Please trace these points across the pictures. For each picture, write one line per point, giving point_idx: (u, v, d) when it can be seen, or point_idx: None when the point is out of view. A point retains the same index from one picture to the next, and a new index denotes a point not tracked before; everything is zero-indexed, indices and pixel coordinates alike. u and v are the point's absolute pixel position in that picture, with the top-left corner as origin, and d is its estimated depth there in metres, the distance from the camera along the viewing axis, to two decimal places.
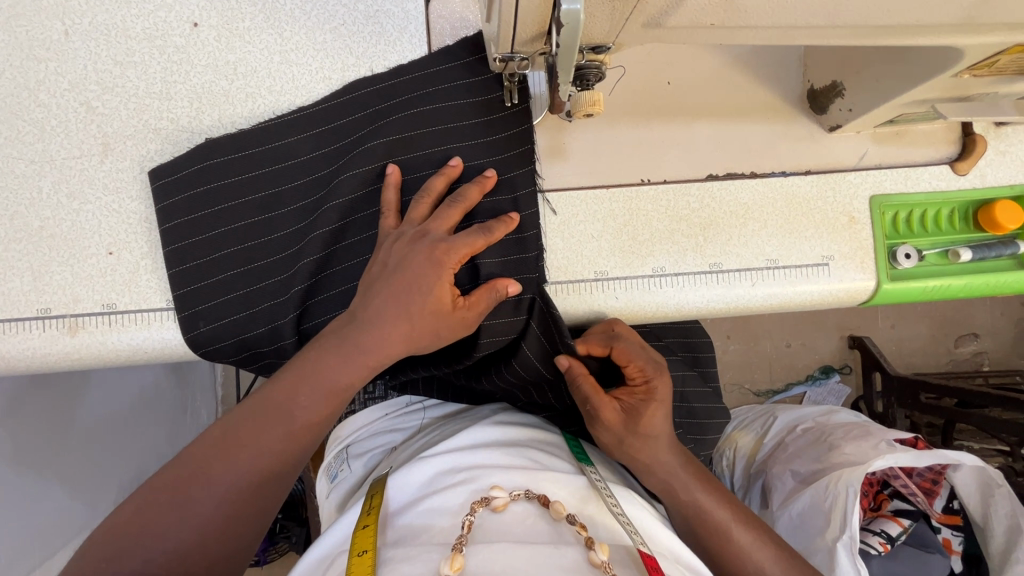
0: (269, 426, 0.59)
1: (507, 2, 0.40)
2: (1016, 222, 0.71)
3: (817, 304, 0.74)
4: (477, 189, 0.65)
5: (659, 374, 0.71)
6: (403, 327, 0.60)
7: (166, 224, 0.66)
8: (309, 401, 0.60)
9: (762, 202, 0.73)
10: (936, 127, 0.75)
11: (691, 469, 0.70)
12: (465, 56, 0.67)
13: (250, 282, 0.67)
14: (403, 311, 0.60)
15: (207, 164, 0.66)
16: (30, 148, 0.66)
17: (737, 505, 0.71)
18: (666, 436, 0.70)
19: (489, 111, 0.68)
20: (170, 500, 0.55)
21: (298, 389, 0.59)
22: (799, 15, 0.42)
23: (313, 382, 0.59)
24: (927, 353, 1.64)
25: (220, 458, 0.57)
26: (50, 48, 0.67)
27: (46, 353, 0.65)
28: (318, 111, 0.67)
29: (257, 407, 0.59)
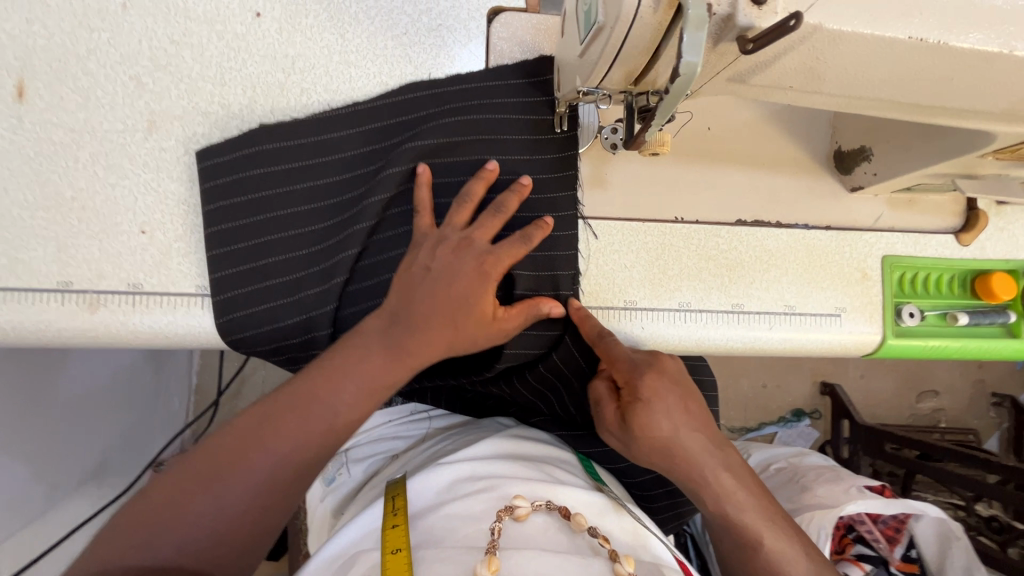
0: (302, 415, 0.58)
1: (613, 45, 0.41)
2: (1009, 293, 0.77)
3: (826, 352, 0.78)
4: (516, 196, 0.65)
5: (641, 373, 0.65)
6: (447, 332, 0.62)
7: (210, 204, 0.65)
8: (337, 393, 0.59)
9: (785, 250, 0.77)
10: (943, 199, 0.81)
11: (721, 477, 0.64)
12: (525, 75, 0.69)
13: (288, 271, 0.66)
14: (447, 321, 0.62)
15: (257, 149, 0.66)
16: (72, 116, 0.64)
17: (766, 509, 0.65)
18: (669, 440, 0.64)
19: (541, 129, 0.69)
20: (191, 498, 0.54)
21: (326, 382, 0.59)
22: (868, 89, 0.45)
23: (344, 373, 0.60)
24: (893, 405, 1.72)
25: (244, 454, 0.56)
26: (105, 18, 0.65)
27: (61, 327, 0.63)
28: (373, 109, 0.68)
29: (293, 400, 0.59)
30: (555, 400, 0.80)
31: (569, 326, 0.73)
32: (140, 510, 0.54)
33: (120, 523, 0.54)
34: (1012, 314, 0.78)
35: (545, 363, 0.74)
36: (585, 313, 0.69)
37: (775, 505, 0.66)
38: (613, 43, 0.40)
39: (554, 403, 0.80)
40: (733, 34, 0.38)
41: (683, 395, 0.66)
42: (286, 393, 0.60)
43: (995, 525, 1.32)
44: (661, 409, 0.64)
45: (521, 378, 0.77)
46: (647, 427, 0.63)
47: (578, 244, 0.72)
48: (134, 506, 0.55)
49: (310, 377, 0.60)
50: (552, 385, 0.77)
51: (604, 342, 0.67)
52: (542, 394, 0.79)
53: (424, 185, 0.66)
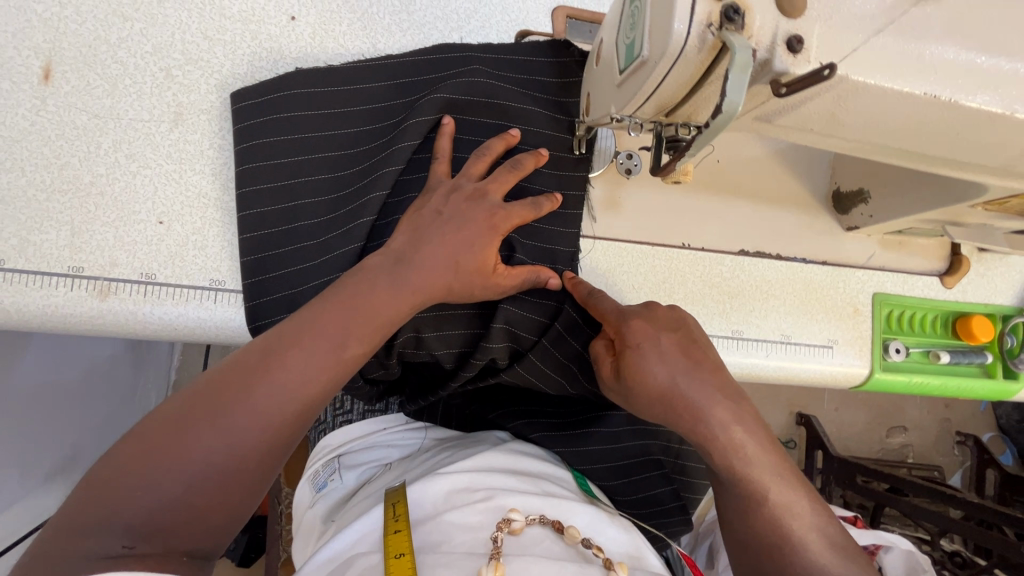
0: (312, 342, 0.52)
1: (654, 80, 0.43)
2: (988, 336, 0.81)
3: (818, 381, 0.81)
4: (533, 160, 0.65)
5: (628, 319, 0.64)
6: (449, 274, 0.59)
7: (241, 143, 0.65)
8: (350, 324, 0.54)
9: (783, 282, 0.80)
10: (930, 243, 0.86)
11: (731, 429, 0.59)
12: (564, 55, 0.71)
13: (316, 214, 0.66)
14: (450, 262, 0.59)
15: (288, 93, 0.66)
16: (98, 102, 0.64)
17: (780, 459, 0.60)
18: (669, 382, 0.60)
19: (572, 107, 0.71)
20: (185, 436, 0.47)
21: (332, 310, 0.54)
22: (880, 138, 0.48)
23: (356, 305, 0.55)
24: (864, 438, 1.77)
25: (248, 383, 0.50)
26: (139, 9, 0.66)
27: (69, 312, 0.62)
28: (407, 63, 0.69)
29: (303, 327, 0.53)
30: (561, 387, 0.76)
31: (565, 298, 0.73)
32: (128, 450, 0.47)
33: (102, 467, 0.46)
34: (989, 355, 0.83)
35: (546, 335, 0.73)
36: (579, 283, 0.70)
37: (793, 468, 0.61)
38: (653, 79, 0.43)
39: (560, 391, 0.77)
40: (768, 77, 0.41)
41: (683, 344, 0.63)
42: (293, 325, 0.54)
43: (957, 560, 1.36)
44: (656, 356, 0.61)
45: (526, 359, 0.74)
46: (644, 377, 0.61)
47: (583, 259, 0.74)
48: (117, 448, 0.47)
49: (315, 307, 0.55)
50: (555, 365, 0.75)
51: (593, 299, 0.68)
52: (548, 381, 0.76)
53: (446, 134, 0.65)
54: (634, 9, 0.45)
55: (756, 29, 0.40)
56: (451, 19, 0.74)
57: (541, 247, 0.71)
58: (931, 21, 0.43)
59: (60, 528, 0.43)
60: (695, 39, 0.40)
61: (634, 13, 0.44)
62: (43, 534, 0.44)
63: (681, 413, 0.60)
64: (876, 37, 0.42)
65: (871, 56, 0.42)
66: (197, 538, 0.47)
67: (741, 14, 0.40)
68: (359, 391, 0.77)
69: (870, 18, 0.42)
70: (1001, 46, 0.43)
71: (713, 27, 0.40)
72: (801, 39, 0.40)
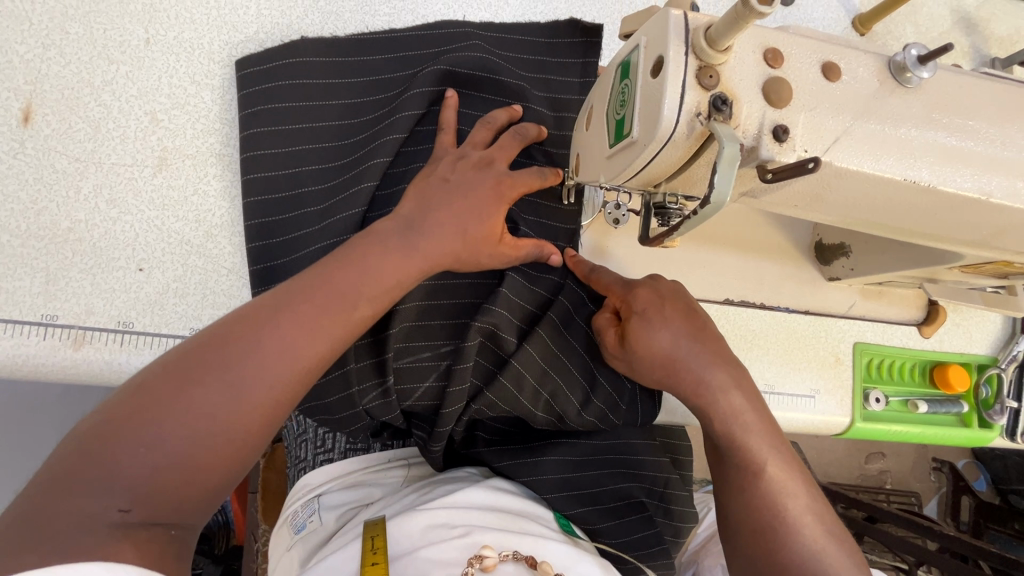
0: (316, 295, 0.49)
1: (646, 158, 0.43)
2: (963, 385, 0.83)
3: (800, 430, 0.82)
4: (535, 130, 0.64)
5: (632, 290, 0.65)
6: (458, 242, 0.55)
7: (245, 109, 0.65)
8: (352, 287, 0.50)
9: (767, 332, 0.82)
10: (909, 293, 0.86)
11: (730, 395, 0.61)
12: (568, 37, 0.70)
13: (319, 181, 0.65)
14: (460, 230, 0.55)
15: (291, 61, 0.65)
16: (79, 146, 0.63)
17: (775, 428, 0.62)
18: (673, 350, 0.61)
19: (572, 91, 0.70)
20: (187, 391, 0.43)
21: (332, 272, 0.50)
22: (859, 216, 0.50)
23: (354, 269, 0.51)
24: (843, 464, 1.79)
25: (247, 336, 0.46)
26: (126, 51, 0.65)
27: (41, 362, 0.60)
28: (410, 38, 0.68)
29: (310, 279, 0.50)
30: (571, 377, 0.72)
31: (568, 273, 0.73)
32: (124, 406, 0.43)
33: (94, 426, 0.42)
34: (965, 405, 0.85)
35: (552, 307, 0.71)
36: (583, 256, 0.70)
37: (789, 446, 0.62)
38: (647, 158, 0.43)
39: (575, 384, 0.72)
40: (754, 162, 0.42)
41: (687, 314, 0.64)
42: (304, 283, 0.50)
43: None
44: (661, 324, 0.62)
45: (534, 335, 0.69)
46: (647, 344, 0.62)
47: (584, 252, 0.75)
48: (109, 404, 0.43)
49: (322, 269, 0.51)
50: (561, 343, 0.71)
51: (596, 274, 0.68)
52: (558, 369, 0.71)
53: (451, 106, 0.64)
54: (623, 86, 0.45)
55: (742, 118, 0.41)
56: None
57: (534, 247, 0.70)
58: (908, 111, 0.44)
59: (50, 490, 0.40)
60: (684, 127, 0.40)
61: (624, 91, 0.45)
62: (23, 501, 0.40)
63: (683, 378, 0.61)
64: (859, 126, 0.43)
65: (854, 144, 0.43)
66: (188, 505, 0.43)
67: (728, 104, 0.40)
68: (354, 422, 0.69)
69: (852, 106, 0.43)
70: (973, 135, 0.45)
71: (701, 116, 0.40)
72: (786, 129, 0.41)
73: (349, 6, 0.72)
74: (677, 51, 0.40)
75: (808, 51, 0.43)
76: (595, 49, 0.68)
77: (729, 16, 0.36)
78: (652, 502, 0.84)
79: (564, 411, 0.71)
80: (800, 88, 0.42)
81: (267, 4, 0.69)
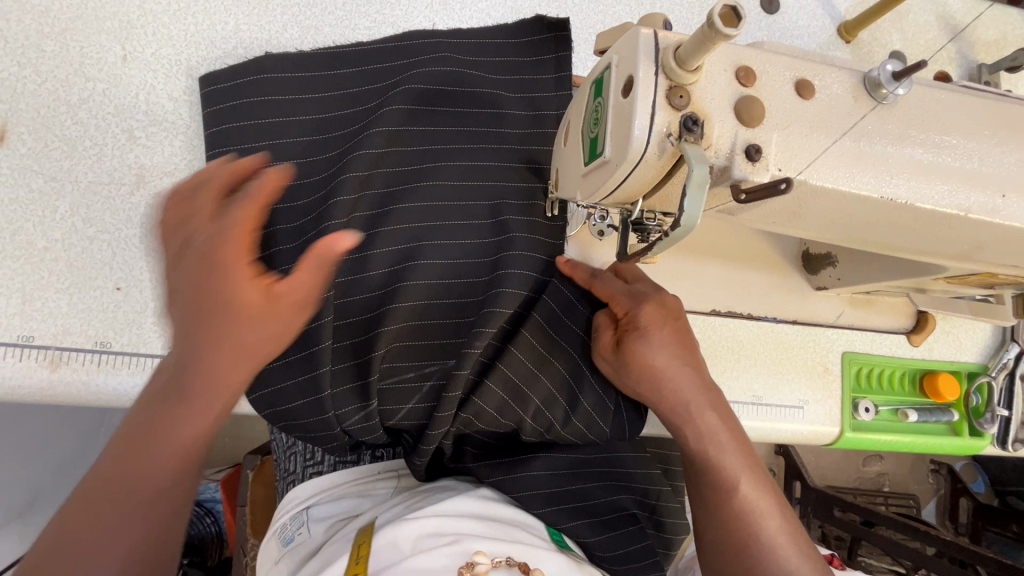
0: (155, 447, 0.41)
1: (621, 177, 0.42)
2: (953, 394, 0.83)
3: (790, 440, 0.82)
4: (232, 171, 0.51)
5: (639, 304, 0.66)
6: (235, 335, 0.41)
7: (214, 127, 0.64)
8: (185, 416, 0.42)
9: (754, 342, 0.81)
10: (898, 301, 0.86)
11: (708, 416, 0.65)
12: (538, 35, 0.70)
13: (293, 200, 0.64)
14: (204, 327, 0.41)
15: (259, 77, 0.65)
16: (55, 164, 0.62)
17: (746, 447, 0.66)
18: (668, 367, 0.65)
19: (549, 89, 0.69)
20: (70, 573, 0.39)
21: (159, 413, 0.42)
22: (839, 231, 0.49)
23: (184, 399, 0.42)
24: (840, 468, 1.78)
25: (103, 513, 0.40)
26: (102, 69, 0.65)
27: (17, 383, 0.60)
28: (378, 49, 0.68)
29: (145, 425, 0.42)
30: (561, 385, 0.70)
31: (554, 270, 0.70)
32: None
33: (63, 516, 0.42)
34: (955, 413, 0.84)
35: (536, 308, 0.69)
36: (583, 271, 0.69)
37: (759, 464, 0.66)
38: (620, 177, 0.42)
39: (563, 388, 0.70)
40: (727, 182, 0.41)
41: (681, 334, 0.67)
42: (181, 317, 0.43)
43: None
44: (658, 341, 0.65)
45: (520, 335, 0.67)
46: (643, 358, 0.64)
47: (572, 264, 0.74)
48: None
49: (152, 408, 0.43)
50: (549, 345, 0.69)
51: (598, 281, 0.68)
52: (548, 369, 0.69)
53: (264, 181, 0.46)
54: (597, 104, 0.45)
55: (714, 138, 0.40)
56: None
57: (516, 245, 0.67)
58: (885, 128, 0.44)
59: None
60: (655, 147, 0.40)
61: (597, 109, 0.45)
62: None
63: (666, 394, 0.65)
64: (835, 143, 0.43)
65: (830, 162, 0.43)
66: None
67: (700, 124, 0.40)
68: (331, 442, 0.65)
69: (827, 123, 0.43)
70: (952, 151, 0.45)
71: (671, 137, 0.40)
72: (759, 148, 0.41)
73: (329, 19, 0.71)
74: (647, 72, 0.39)
75: (782, 68, 0.43)
76: (567, 43, 0.68)
77: (698, 37, 0.36)
78: (643, 514, 0.83)
79: (553, 418, 0.69)
80: (774, 106, 0.42)
81: (245, 18, 0.69)
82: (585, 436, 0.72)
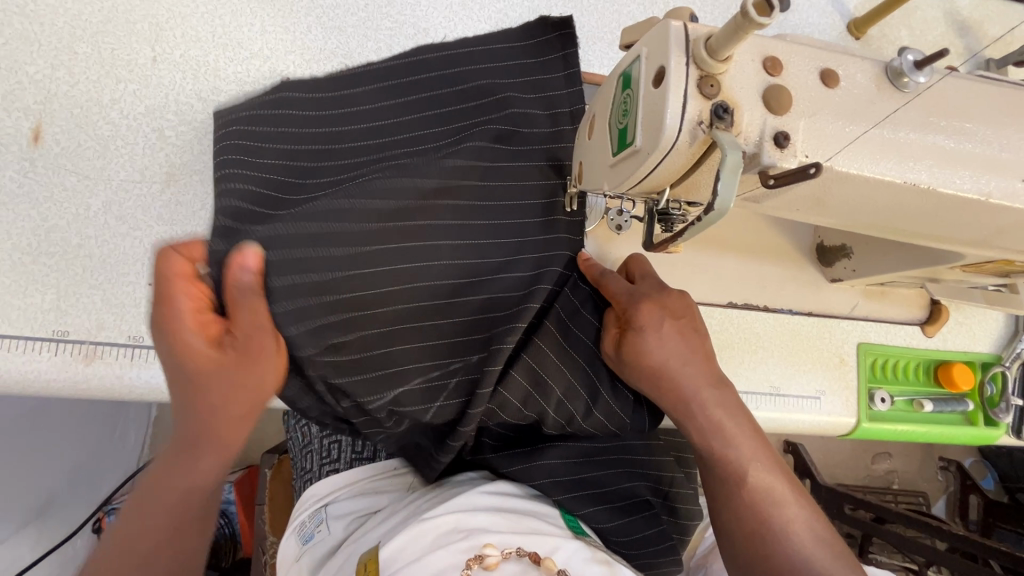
0: (190, 458, 0.53)
1: (652, 165, 0.43)
2: (968, 383, 0.83)
3: (807, 431, 0.83)
4: (169, 258, 0.46)
5: (635, 303, 0.65)
6: (194, 383, 0.49)
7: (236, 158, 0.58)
8: (219, 436, 0.52)
9: (770, 334, 0.82)
10: (911, 292, 0.87)
11: (713, 411, 0.65)
12: (541, 35, 0.69)
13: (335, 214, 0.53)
14: (217, 386, 0.49)
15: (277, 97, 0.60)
16: (88, 163, 0.64)
17: (762, 439, 0.66)
18: (670, 362, 0.64)
19: (560, 88, 0.68)
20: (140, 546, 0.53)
21: (189, 438, 0.52)
22: (861, 218, 0.50)
23: (197, 425, 0.51)
24: (850, 465, 1.79)
25: (159, 492, 0.54)
26: (133, 70, 0.66)
27: (52, 377, 0.61)
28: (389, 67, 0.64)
29: (186, 443, 0.53)
30: (585, 380, 0.70)
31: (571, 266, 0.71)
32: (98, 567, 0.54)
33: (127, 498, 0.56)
34: (970, 403, 0.85)
35: (559, 300, 0.69)
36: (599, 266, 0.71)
37: (776, 456, 0.66)
38: (651, 165, 0.43)
39: (584, 380, 0.70)
40: (756, 168, 0.42)
41: (683, 330, 0.66)
42: (216, 393, 0.49)
43: None
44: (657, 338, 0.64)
45: (544, 327, 0.68)
46: (642, 355, 0.64)
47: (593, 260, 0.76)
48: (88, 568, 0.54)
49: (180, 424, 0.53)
50: (570, 341, 0.70)
51: (604, 280, 0.69)
52: (570, 363, 0.69)
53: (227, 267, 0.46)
54: (625, 96, 0.46)
55: (744, 125, 0.42)
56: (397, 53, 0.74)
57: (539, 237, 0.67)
58: (907, 115, 0.45)
59: None
60: (686, 135, 0.41)
61: (626, 101, 0.46)
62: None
63: (669, 390, 0.64)
64: (859, 130, 0.44)
65: (854, 149, 0.44)
66: None
67: (730, 112, 0.41)
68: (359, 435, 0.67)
69: (851, 111, 0.44)
70: (971, 137, 0.46)
71: (703, 124, 0.41)
72: (787, 135, 0.42)
73: (352, 21, 0.73)
74: (679, 61, 0.41)
75: (807, 58, 0.44)
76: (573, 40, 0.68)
77: (730, 27, 0.37)
78: (657, 501, 0.84)
79: (575, 411, 0.70)
80: (800, 94, 0.43)
81: (270, 21, 0.71)
82: (606, 428, 0.72)
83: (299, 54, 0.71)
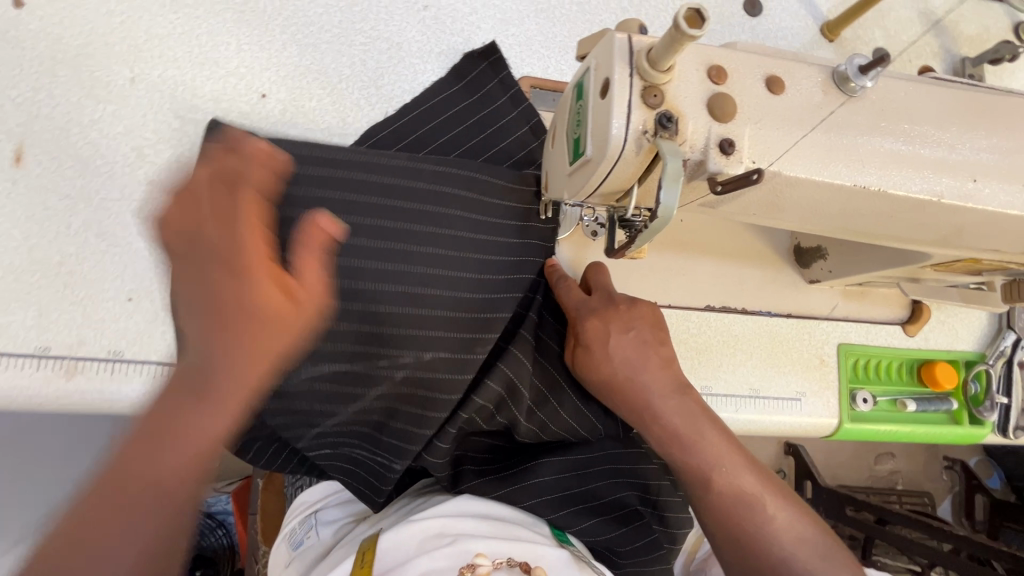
0: (221, 386, 0.40)
1: (600, 177, 0.44)
2: (951, 382, 0.83)
3: (790, 433, 0.82)
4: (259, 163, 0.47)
5: (588, 316, 0.67)
6: (235, 276, 0.41)
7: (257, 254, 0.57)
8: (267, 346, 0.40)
9: (750, 337, 0.82)
10: (891, 292, 0.87)
11: (671, 420, 0.65)
12: (474, 67, 0.73)
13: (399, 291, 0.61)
14: (238, 272, 0.41)
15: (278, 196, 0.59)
16: (69, 182, 0.65)
17: (733, 445, 0.65)
18: (623, 372, 0.65)
19: (507, 113, 0.72)
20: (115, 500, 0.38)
21: (235, 350, 0.40)
22: (818, 220, 0.51)
23: (228, 325, 0.40)
24: (851, 466, 1.76)
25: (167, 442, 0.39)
26: (112, 91, 0.68)
27: (36, 393, 0.62)
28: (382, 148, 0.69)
29: (196, 359, 0.40)
30: (555, 387, 0.72)
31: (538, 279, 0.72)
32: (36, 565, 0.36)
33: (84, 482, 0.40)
34: (954, 402, 0.85)
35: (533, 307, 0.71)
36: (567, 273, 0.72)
37: (751, 460, 0.66)
38: (601, 176, 0.44)
39: (551, 385, 0.72)
40: (704, 175, 0.43)
41: (639, 342, 0.66)
42: (247, 298, 0.40)
43: None
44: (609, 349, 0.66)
45: (520, 334, 0.69)
46: (600, 365, 0.66)
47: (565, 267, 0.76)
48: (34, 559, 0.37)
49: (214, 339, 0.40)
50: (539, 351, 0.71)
51: (560, 290, 0.70)
52: (540, 371, 0.71)
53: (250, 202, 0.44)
54: (578, 108, 0.47)
55: (689, 133, 0.43)
56: (369, 70, 0.75)
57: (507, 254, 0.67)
58: (855, 119, 0.46)
59: None
60: (632, 144, 0.42)
61: (578, 112, 0.47)
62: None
63: (622, 400, 0.66)
64: (805, 135, 0.45)
65: (801, 154, 0.44)
66: None
67: (674, 121, 0.42)
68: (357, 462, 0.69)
69: (797, 116, 0.45)
70: (921, 139, 0.46)
71: (648, 133, 0.42)
72: (732, 142, 0.43)
73: (326, 38, 0.74)
74: (623, 73, 0.41)
75: (752, 66, 0.45)
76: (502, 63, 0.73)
77: (666, 39, 0.38)
78: (643, 509, 0.79)
79: (546, 417, 0.71)
80: (745, 101, 0.44)
81: (246, 39, 0.72)
82: (578, 434, 0.73)
83: (274, 72, 0.72)
